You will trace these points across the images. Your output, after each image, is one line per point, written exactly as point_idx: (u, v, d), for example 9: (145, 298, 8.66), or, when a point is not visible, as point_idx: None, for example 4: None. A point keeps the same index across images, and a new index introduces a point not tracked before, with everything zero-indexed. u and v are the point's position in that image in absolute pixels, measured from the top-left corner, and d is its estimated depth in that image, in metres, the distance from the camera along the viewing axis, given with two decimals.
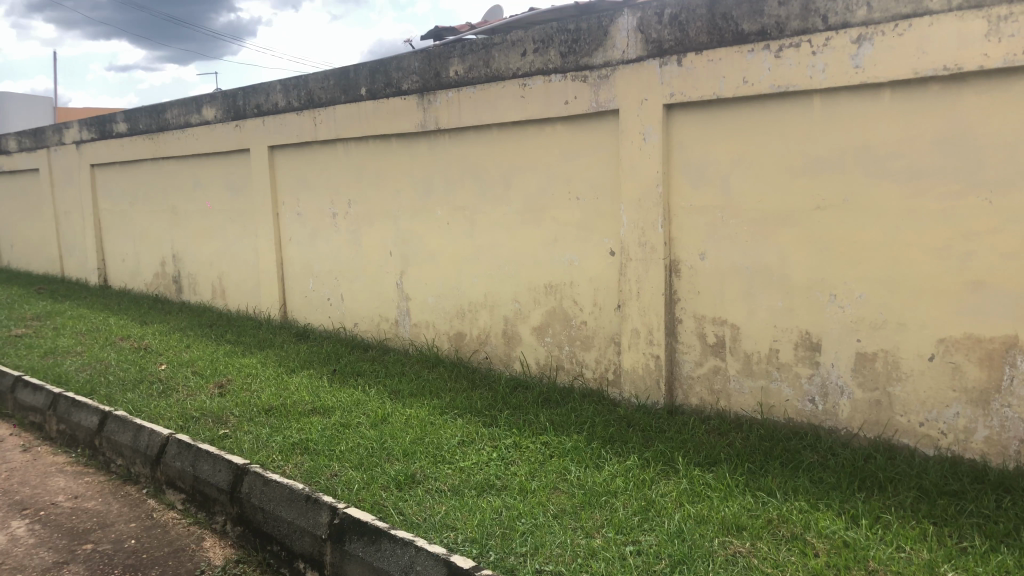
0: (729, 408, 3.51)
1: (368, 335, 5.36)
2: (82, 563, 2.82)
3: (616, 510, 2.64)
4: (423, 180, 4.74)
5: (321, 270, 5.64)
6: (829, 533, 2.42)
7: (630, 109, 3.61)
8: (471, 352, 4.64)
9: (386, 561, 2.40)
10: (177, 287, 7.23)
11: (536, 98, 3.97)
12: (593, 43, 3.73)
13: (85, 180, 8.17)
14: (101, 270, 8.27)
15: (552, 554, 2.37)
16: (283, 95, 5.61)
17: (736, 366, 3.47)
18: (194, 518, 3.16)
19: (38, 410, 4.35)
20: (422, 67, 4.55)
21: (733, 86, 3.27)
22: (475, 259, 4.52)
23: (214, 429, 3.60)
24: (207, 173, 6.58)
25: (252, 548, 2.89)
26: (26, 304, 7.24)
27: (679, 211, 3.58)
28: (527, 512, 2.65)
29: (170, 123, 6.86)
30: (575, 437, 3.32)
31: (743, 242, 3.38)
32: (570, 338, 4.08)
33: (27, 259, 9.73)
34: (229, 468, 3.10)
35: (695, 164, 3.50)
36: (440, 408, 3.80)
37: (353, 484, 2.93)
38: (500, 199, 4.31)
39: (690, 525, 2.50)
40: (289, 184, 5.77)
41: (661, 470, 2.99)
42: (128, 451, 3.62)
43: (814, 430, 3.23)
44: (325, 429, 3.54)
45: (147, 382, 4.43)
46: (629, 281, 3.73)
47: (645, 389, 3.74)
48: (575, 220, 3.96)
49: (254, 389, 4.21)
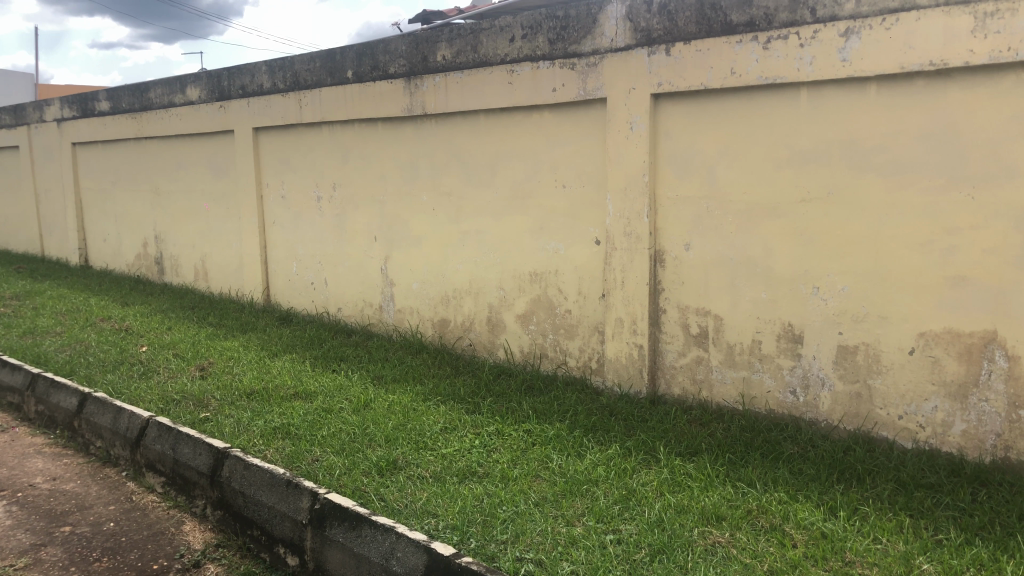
0: (711, 398, 3.53)
1: (351, 320, 5.34)
2: (60, 545, 2.80)
3: (597, 499, 2.65)
4: (409, 165, 4.72)
5: (305, 254, 5.61)
6: (808, 524, 2.44)
7: (618, 97, 3.60)
8: (455, 339, 4.63)
9: (367, 547, 2.40)
10: (159, 268, 7.17)
11: (524, 84, 3.95)
12: (581, 30, 3.71)
13: (67, 159, 8.08)
14: (82, 250, 8.19)
15: (533, 542, 2.37)
16: (268, 76, 5.56)
17: (718, 357, 3.49)
18: (174, 502, 3.14)
19: (17, 390, 4.31)
20: (409, 51, 4.52)
21: (721, 77, 3.27)
22: (459, 245, 4.51)
23: (195, 412, 3.59)
24: (191, 154, 6.51)
25: (232, 532, 2.88)
26: (6, 283, 7.16)
27: (664, 201, 3.58)
28: (508, 499, 2.65)
29: (154, 102, 6.78)
30: (557, 425, 3.33)
31: (728, 234, 3.39)
32: (554, 326, 4.08)
33: (7, 238, 9.62)
34: (210, 451, 3.09)
35: (681, 154, 3.50)
36: (423, 394, 3.79)
37: (334, 469, 2.92)
38: (486, 185, 4.30)
39: (670, 514, 2.51)
40: (274, 167, 5.73)
41: (643, 459, 3.00)
42: (107, 433, 3.60)
43: (795, 421, 3.25)
44: (307, 414, 3.53)
45: (128, 364, 4.40)
46: (614, 270, 3.73)
47: (627, 378, 3.75)
48: (561, 209, 3.96)
49: (236, 372, 4.20)
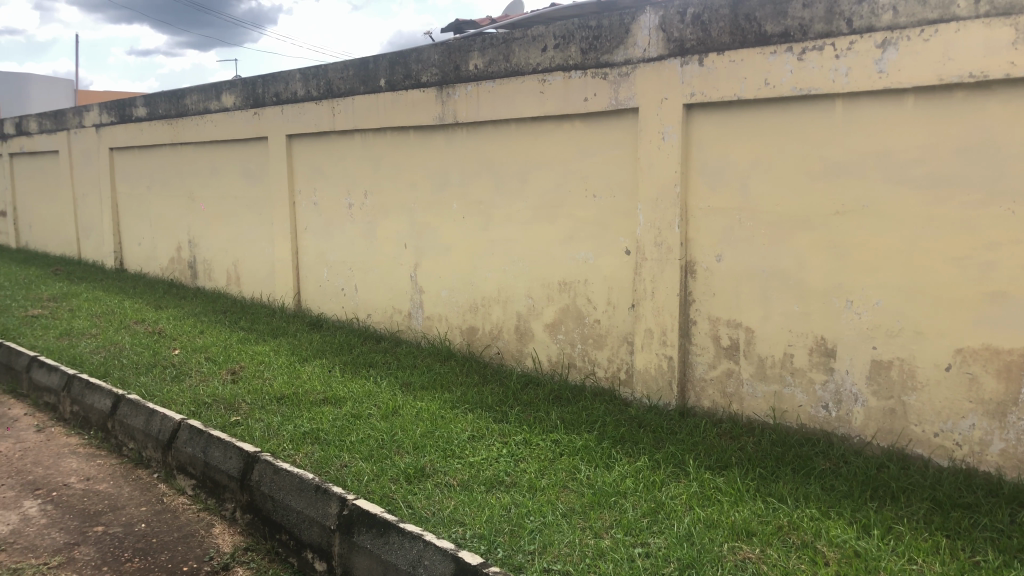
0: (742, 411, 3.49)
1: (380, 326, 5.36)
2: (93, 544, 2.84)
3: (625, 511, 2.64)
4: (439, 174, 4.74)
5: (336, 260, 5.65)
6: (840, 542, 2.40)
7: (650, 107, 3.59)
8: (482, 347, 4.64)
9: (395, 554, 2.40)
10: (193, 272, 7.27)
11: (555, 94, 3.96)
12: (614, 40, 3.71)
13: (104, 163, 8.22)
14: (117, 253, 8.32)
15: (560, 553, 2.36)
16: (302, 84, 5.62)
17: (749, 370, 3.45)
18: (204, 504, 3.17)
19: (53, 391, 4.37)
20: (441, 60, 4.55)
21: (755, 88, 3.24)
22: (488, 254, 4.52)
23: (226, 416, 3.62)
24: (225, 159, 6.60)
25: (261, 536, 2.90)
26: (43, 285, 7.29)
27: (695, 212, 3.56)
28: (536, 509, 2.64)
29: (189, 109, 6.88)
30: (585, 436, 3.31)
31: (760, 246, 3.36)
32: (582, 336, 4.07)
33: (46, 240, 9.80)
34: (240, 455, 3.11)
35: (713, 165, 3.48)
36: (451, 402, 3.80)
37: (362, 475, 2.93)
38: (516, 194, 4.30)
39: (700, 529, 2.49)
40: (306, 174, 5.79)
41: (672, 472, 2.98)
42: (140, 435, 3.64)
43: (826, 436, 3.21)
44: (336, 420, 3.55)
45: (161, 367, 4.45)
46: (644, 281, 3.72)
47: (656, 390, 3.72)
48: (591, 219, 3.95)
49: (267, 376, 4.23)
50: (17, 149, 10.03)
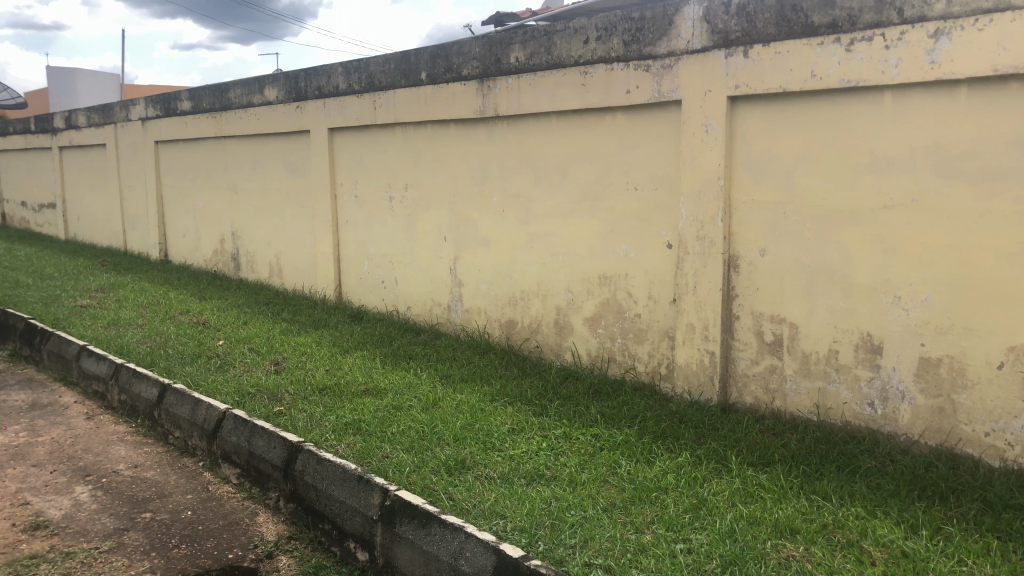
0: (785, 408, 3.45)
1: (420, 319, 5.39)
2: (141, 530, 2.89)
3: (667, 507, 2.62)
4: (479, 167, 4.75)
5: (376, 253, 5.69)
6: (887, 542, 2.36)
7: (693, 100, 3.56)
8: (521, 340, 4.64)
9: (436, 545, 2.42)
10: (235, 264, 7.37)
11: (597, 87, 3.94)
12: (657, 32, 3.68)
13: (150, 156, 8.37)
14: (163, 245, 8.47)
15: (601, 547, 2.36)
16: (344, 78, 5.66)
17: (793, 366, 3.41)
18: (249, 493, 3.22)
19: (102, 379, 4.47)
20: (482, 53, 4.55)
21: (801, 80, 3.19)
22: (528, 247, 4.51)
23: (269, 406, 3.67)
24: (268, 152, 6.67)
25: (304, 525, 2.94)
26: (92, 276, 7.45)
27: (739, 206, 3.52)
28: (576, 503, 2.64)
29: (233, 102, 6.96)
30: (625, 430, 3.30)
31: (805, 240, 3.32)
32: (623, 330, 4.05)
33: (94, 231, 10.01)
34: (283, 445, 3.15)
35: (757, 158, 3.44)
36: (491, 395, 3.81)
37: (403, 466, 2.96)
38: (557, 187, 4.29)
39: (742, 525, 2.47)
40: (348, 167, 5.83)
41: (714, 468, 2.96)
42: (186, 424, 3.70)
43: (872, 434, 3.16)
44: (378, 411, 3.58)
45: (205, 357, 4.53)
46: (685, 275, 3.68)
47: (698, 385, 3.69)
48: (632, 212, 3.93)
49: (309, 367, 4.28)
50: (66, 143, 10.25)
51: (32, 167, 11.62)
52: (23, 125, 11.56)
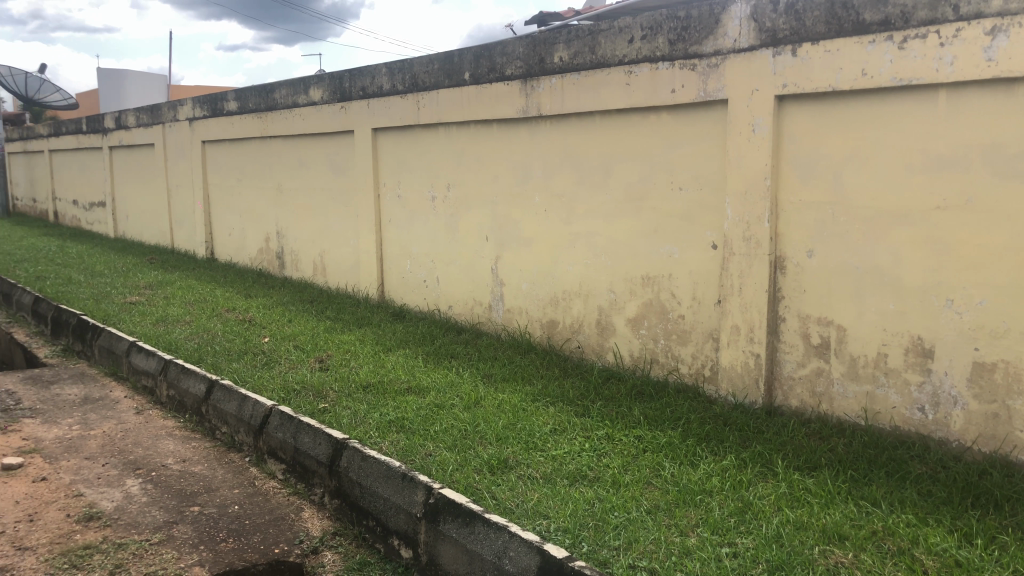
0: (831, 412, 3.39)
1: (461, 318, 5.40)
2: (190, 524, 2.94)
3: (712, 510, 2.60)
4: (522, 166, 4.74)
5: (418, 252, 5.72)
6: (939, 550, 2.31)
7: (740, 99, 3.52)
8: (563, 340, 4.63)
9: (480, 544, 2.42)
10: (280, 262, 7.46)
11: (642, 86, 3.92)
12: (703, 30, 3.65)
13: (197, 156, 8.51)
14: (209, 243, 8.61)
15: (646, 550, 2.34)
16: (388, 78, 5.70)
17: (841, 369, 3.35)
18: (294, 488, 3.26)
19: (151, 375, 4.55)
20: (526, 53, 4.55)
21: (851, 79, 3.14)
22: (571, 247, 4.50)
23: (314, 403, 3.71)
24: (313, 152, 6.75)
25: (348, 521, 2.96)
26: (141, 273, 7.60)
27: (786, 206, 3.47)
28: (620, 505, 2.63)
29: (279, 103, 7.05)
30: (669, 432, 3.27)
31: (854, 242, 3.26)
32: (666, 332, 4.02)
33: (142, 230, 10.21)
34: (329, 442, 3.18)
35: (805, 158, 3.39)
36: (533, 395, 3.80)
37: (446, 465, 2.97)
38: (600, 186, 4.27)
39: (789, 530, 2.43)
40: (391, 167, 5.87)
41: (759, 472, 2.92)
42: (233, 420, 3.76)
43: (922, 440, 3.09)
44: (420, 409, 3.60)
45: (251, 354, 4.59)
46: (731, 276, 3.65)
47: (743, 388, 3.65)
48: (677, 212, 3.90)
49: (353, 365, 4.32)
50: (116, 143, 10.47)
51: (84, 166, 11.89)
52: (76, 125, 11.84)
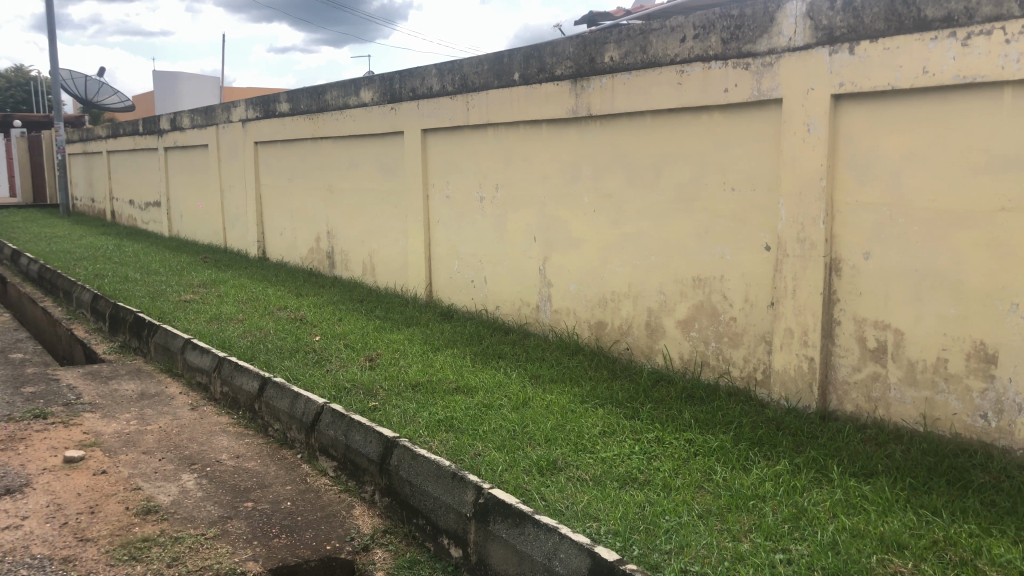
0: (888, 418, 3.31)
1: (509, 318, 5.40)
2: (244, 519, 2.99)
3: (765, 515, 2.56)
4: (572, 167, 4.73)
5: (467, 252, 5.74)
6: (1003, 562, 2.24)
7: (795, 99, 3.46)
8: (611, 342, 4.60)
9: (530, 545, 2.41)
10: (330, 262, 7.55)
11: (694, 85, 3.88)
12: (758, 29, 3.60)
13: (250, 157, 8.65)
14: (261, 243, 8.75)
15: (697, 555, 2.32)
16: (438, 79, 5.73)
17: (898, 374, 3.27)
18: (345, 486, 3.29)
19: (205, 371, 4.64)
20: (576, 52, 4.53)
21: (912, 77, 3.07)
22: (619, 248, 4.47)
23: (364, 401, 3.74)
24: (363, 153, 6.82)
25: (398, 519, 2.98)
26: (195, 272, 7.75)
27: (842, 207, 3.41)
28: (671, 509, 2.60)
29: (330, 104, 7.13)
30: (720, 436, 3.23)
31: (913, 244, 3.18)
32: (717, 334, 3.97)
33: (196, 229, 10.42)
34: (379, 440, 3.20)
35: (862, 158, 3.32)
36: (581, 396, 3.79)
37: (496, 465, 2.97)
38: (650, 187, 4.24)
39: (846, 538, 2.38)
40: (440, 167, 5.90)
41: (813, 478, 2.87)
42: (285, 417, 3.81)
43: (984, 448, 3.01)
44: (469, 409, 3.61)
45: (303, 352, 4.65)
46: (784, 278, 3.59)
47: (796, 392, 3.59)
48: (729, 213, 3.85)
49: (402, 364, 4.35)
50: (172, 144, 10.69)
51: (140, 167, 12.17)
52: (133, 127, 12.13)
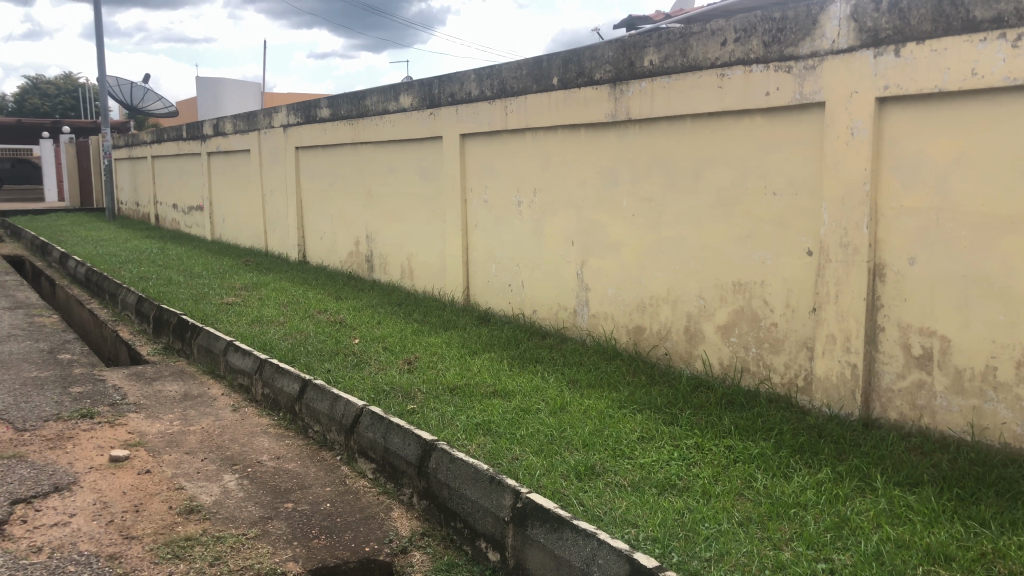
0: (934, 426, 3.25)
1: (546, 323, 5.40)
2: (285, 520, 3.02)
3: (807, 524, 2.52)
4: (610, 171, 4.71)
5: (504, 256, 5.75)
6: None
7: (838, 102, 3.42)
8: (649, 347, 4.57)
9: (569, 550, 2.41)
10: (369, 266, 7.61)
11: (734, 89, 3.85)
12: (800, 32, 3.56)
13: (291, 161, 8.76)
14: (301, 246, 8.85)
15: (738, 563, 2.29)
16: (476, 84, 5.75)
17: (944, 382, 3.20)
18: (384, 488, 3.31)
19: (247, 373, 4.70)
20: (616, 57, 4.52)
21: (959, 79, 3.01)
22: (658, 253, 4.45)
23: (403, 404, 3.76)
24: (402, 157, 6.87)
25: (437, 522, 3.00)
26: (237, 275, 7.86)
27: (886, 212, 3.35)
28: (710, 516, 2.57)
29: (370, 110, 7.19)
30: (761, 443, 3.19)
31: (960, 249, 3.12)
32: (757, 340, 3.92)
33: (238, 233, 10.58)
34: (418, 442, 3.21)
35: (907, 162, 3.26)
36: (619, 401, 3.77)
37: (534, 469, 2.96)
38: (689, 191, 4.21)
39: (890, 548, 2.34)
40: (478, 172, 5.92)
41: (856, 486, 2.82)
42: (325, 419, 3.85)
43: None
44: (506, 412, 3.61)
45: (342, 355, 4.69)
46: (827, 284, 3.54)
47: (838, 399, 3.53)
48: (771, 217, 3.81)
49: (440, 367, 4.37)
50: (215, 149, 10.87)
51: (184, 172, 12.38)
52: (177, 132, 12.35)
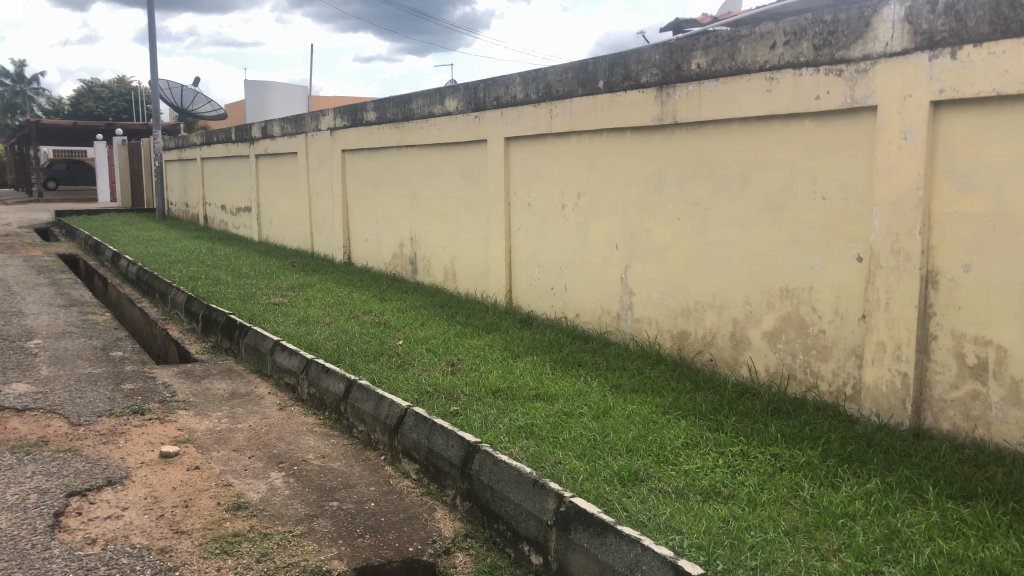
0: (988, 438, 3.17)
1: (589, 326, 5.38)
2: (330, 518, 3.06)
3: (855, 535, 2.48)
4: (656, 175, 4.69)
5: (547, 259, 5.74)
6: None
7: (891, 105, 3.36)
8: (694, 352, 4.54)
9: (612, 556, 2.40)
10: (413, 268, 7.66)
11: (784, 92, 3.81)
12: (852, 35, 3.50)
13: (338, 164, 8.86)
14: (347, 248, 8.95)
15: (784, 573, 2.26)
16: (521, 88, 5.76)
17: (1000, 393, 3.12)
18: (427, 489, 3.33)
19: (293, 373, 4.76)
20: (663, 60, 4.49)
21: (1019, 82, 2.93)
22: (704, 257, 4.41)
23: (446, 405, 3.78)
24: (447, 160, 6.91)
25: (480, 524, 3.00)
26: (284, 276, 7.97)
27: (940, 218, 3.28)
28: (757, 524, 2.54)
29: (415, 113, 7.24)
30: (808, 452, 3.15)
31: (1017, 256, 3.04)
32: (805, 346, 3.87)
33: (284, 234, 10.73)
34: (461, 444, 3.23)
35: (963, 166, 3.19)
36: (663, 407, 3.74)
37: (577, 473, 2.96)
38: (737, 195, 4.17)
39: (943, 563, 2.29)
40: (523, 175, 5.93)
41: (907, 498, 2.76)
42: (370, 419, 3.88)
43: None
44: (549, 416, 3.61)
45: (387, 356, 4.74)
46: (877, 290, 3.47)
47: (888, 408, 3.46)
48: (820, 222, 3.75)
49: (483, 369, 4.39)
50: (263, 151, 11.04)
51: (232, 174, 12.59)
52: (226, 135, 12.56)
